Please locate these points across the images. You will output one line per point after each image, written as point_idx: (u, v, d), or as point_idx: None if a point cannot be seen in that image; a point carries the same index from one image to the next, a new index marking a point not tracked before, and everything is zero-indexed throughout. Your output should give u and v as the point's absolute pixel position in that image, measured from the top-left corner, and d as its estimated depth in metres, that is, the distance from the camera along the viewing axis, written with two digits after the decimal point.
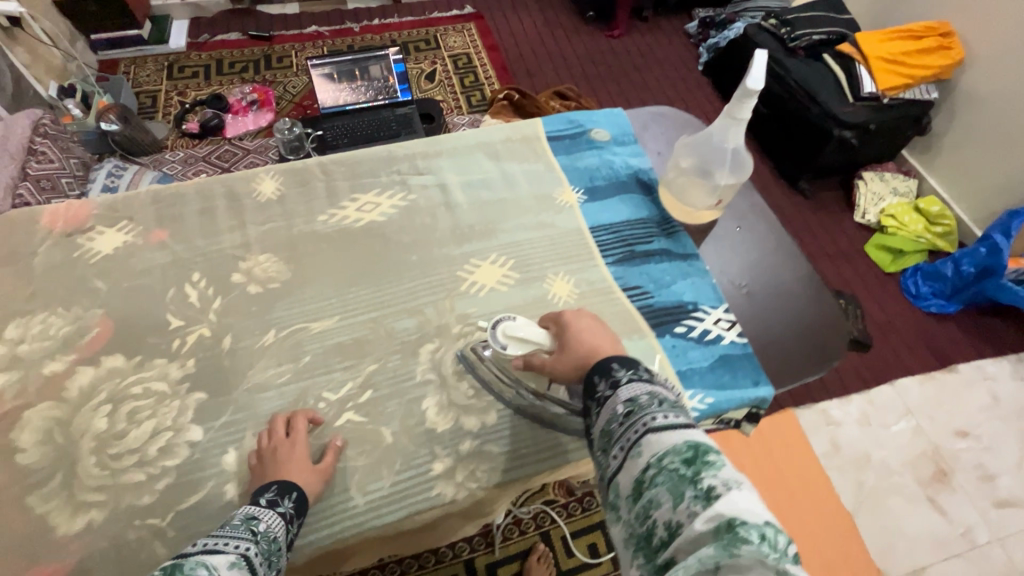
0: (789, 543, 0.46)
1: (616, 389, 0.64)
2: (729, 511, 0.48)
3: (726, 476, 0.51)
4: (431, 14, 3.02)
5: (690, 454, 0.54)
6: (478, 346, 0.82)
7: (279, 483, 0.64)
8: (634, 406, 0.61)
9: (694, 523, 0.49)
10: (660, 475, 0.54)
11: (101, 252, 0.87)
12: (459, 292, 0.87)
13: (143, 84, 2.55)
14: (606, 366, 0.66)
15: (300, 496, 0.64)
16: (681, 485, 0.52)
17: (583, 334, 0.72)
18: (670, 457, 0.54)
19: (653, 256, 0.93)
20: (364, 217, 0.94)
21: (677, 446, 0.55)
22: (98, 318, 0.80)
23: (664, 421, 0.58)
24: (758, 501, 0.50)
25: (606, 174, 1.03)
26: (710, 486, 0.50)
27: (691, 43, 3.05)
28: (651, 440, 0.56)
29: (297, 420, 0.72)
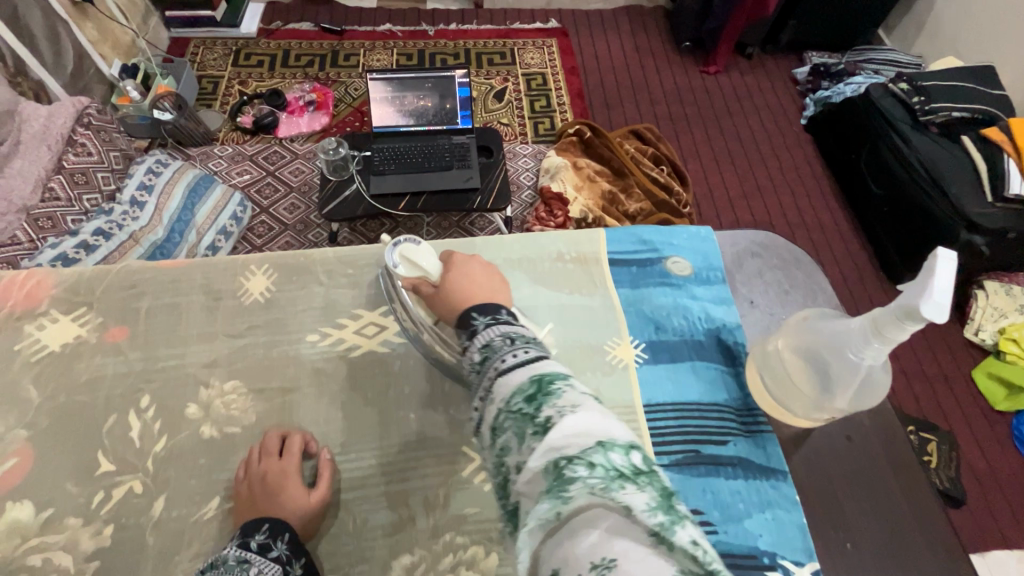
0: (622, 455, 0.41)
1: (472, 339, 0.57)
2: (560, 447, 0.41)
3: (564, 401, 0.45)
4: (513, 24, 2.79)
5: (532, 390, 0.47)
6: (469, 571, 0.62)
7: (272, 522, 0.58)
8: (488, 351, 0.54)
9: (530, 460, 0.42)
10: (507, 420, 0.47)
11: (48, 347, 0.72)
12: (458, 481, 0.67)
13: (207, 67, 2.48)
14: (465, 316, 0.58)
15: (295, 536, 0.58)
16: (521, 424, 0.45)
17: (471, 274, 0.66)
18: (512, 399, 0.47)
19: (725, 465, 0.70)
20: (363, 344, 0.75)
21: (520, 386, 0.48)
22: (19, 444, 0.66)
23: (512, 361, 0.51)
24: (601, 418, 0.44)
25: (679, 325, 0.79)
26: (546, 418, 0.44)
27: (797, 91, 2.68)
28: (499, 385, 0.50)
29: (291, 442, 0.66)
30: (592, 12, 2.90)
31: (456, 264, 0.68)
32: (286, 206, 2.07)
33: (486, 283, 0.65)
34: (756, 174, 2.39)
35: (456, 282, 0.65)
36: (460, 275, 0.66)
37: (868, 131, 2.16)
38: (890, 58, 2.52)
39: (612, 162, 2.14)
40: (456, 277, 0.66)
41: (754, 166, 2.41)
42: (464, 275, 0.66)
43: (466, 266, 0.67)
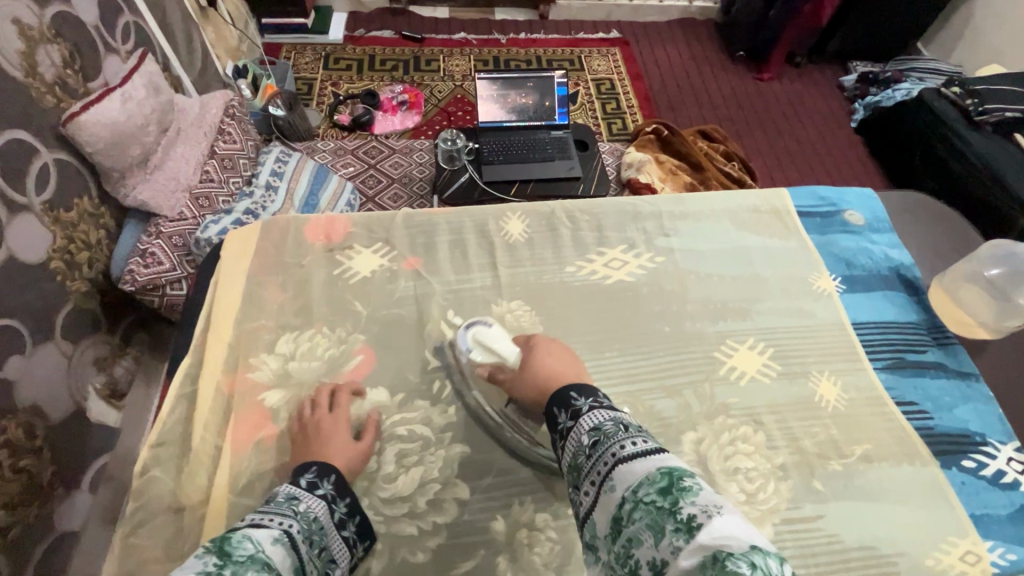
0: (780, 565, 0.40)
1: (579, 420, 0.58)
2: (712, 545, 0.41)
3: (709, 503, 0.44)
4: (577, 34, 3.00)
5: (663, 482, 0.47)
6: (744, 444, 0.76)
7: (318, 464, 0.62)
8: (600, 436, 0.54)
9: (678, 559, 0.41)
10: (636, 510, 0.46)
11: (360, 273, 0.86)
12: (718, 377, 0.81)
13: (301, 70, 2.64)
14: (565, 396, 0.60)
15: (339, 478, 0.62)
16: (656, 518, 0.45)
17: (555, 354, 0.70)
18: (642, 488, 0.47)
19: (928, 368, 0.85)
20: (612, 274, 0.90)
21: (649, 475, 0.48)
22: (361, 345, 0.80)
23: (633, 448, 0.51)
24: (744, 523, 0.43)
25: (865, 263, 0.95)
26: (690, 515, 0.44)
27: (844, 97, 2.87)
28: (621, 471, 0.50)
29: (339, 396, 0.73)
30: (648, 23, 3.11)
31: (538, 347, 0.72)
32: (389, 196, 2.16)
33: (571, 365, 0.69)
34: (815, 171, 2.57)
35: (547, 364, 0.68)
36: (545, 355, 0.70)
37: (923, 133, 2.35)
38: (932, 66, 2.72)
39: (689, 158, 2.33)
40: (543, 357, 0.69)
41: (812, 165, 2.59)
42: (549, 355, 0.70)
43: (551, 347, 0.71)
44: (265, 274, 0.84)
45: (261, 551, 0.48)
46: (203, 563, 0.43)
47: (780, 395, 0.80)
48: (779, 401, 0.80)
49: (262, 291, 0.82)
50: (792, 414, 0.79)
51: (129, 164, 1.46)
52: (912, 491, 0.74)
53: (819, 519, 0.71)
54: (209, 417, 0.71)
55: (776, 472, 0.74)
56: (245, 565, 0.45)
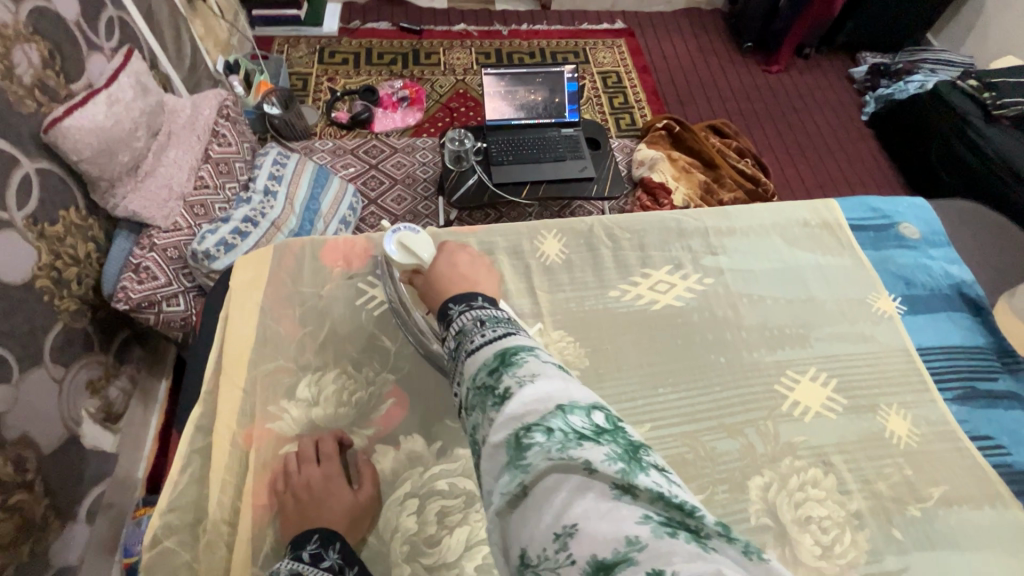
0: (582, 422, 0.38)
1: (450, 326, 0.56)
2: (521, 415, 0.40)
3: (525, 374, 0.43)
4: (581, 25, 2.89)
5: (496, 364, 0.46)
6: (816, 489, 0.69)
7: (320, 532, 0.57)
8: (461, 337, 0.53)
9: (493, 434, 0.40)
10: (474, 396, 0.46)
11: (385, 303, 0.78)
12: (782, 414, 0.75)
13: (295, 65, 2.52)
14: (442, 307, 0.59)
15: (345, 545, 0.57)
16: (484, 399, 0.44)
17: (454, 261, 0.69)
18: (478, 375, 0.46)
19: (1002, 399, 0.79)
20: (660, 299, 0.83)
21: (485, 362, 0.47)
22: (392, 387, 0.72)
23: (482, 339, 0.50)
24: (564, 385, 0.42)
25: (925, 282, 0.88)
26: (507, 388, 0.43)
27: (854, 89, 2.81)
28: (468, 361, 0.49)
29: (324, 445, 0.65)
30: (654, 13, 3.01)
31: (443, 254, 0.71)
32: (393, 198, 2.07)
33: (472, 271, 0.69)
34: (828, 166, 2.51)
35: (444, 270, 0.68)
36: (448, 264, 0.69)
37: (938, 127, 2.30)
38: (944, 57, 2.66)
39: (701, 155, 2.25)
40: (443, 264, 0.69)
41: (825, 160, 2.53)
42: (451, 263, 0.70)
43: (454, 255, 0.71)
44: (280, 307, 0.76)
45: None
46: None
47: (848, 431, 0.74)
48: (848, 440, 0.73)
49: (278, 326, 0.74)
50: (863, 454, 0.72)
51: (117, 172, 1.34)
52: (996, 539, 0.68)
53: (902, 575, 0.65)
54: (226, 476, 0.63)
55: (851, 521, 0.68)
56: None
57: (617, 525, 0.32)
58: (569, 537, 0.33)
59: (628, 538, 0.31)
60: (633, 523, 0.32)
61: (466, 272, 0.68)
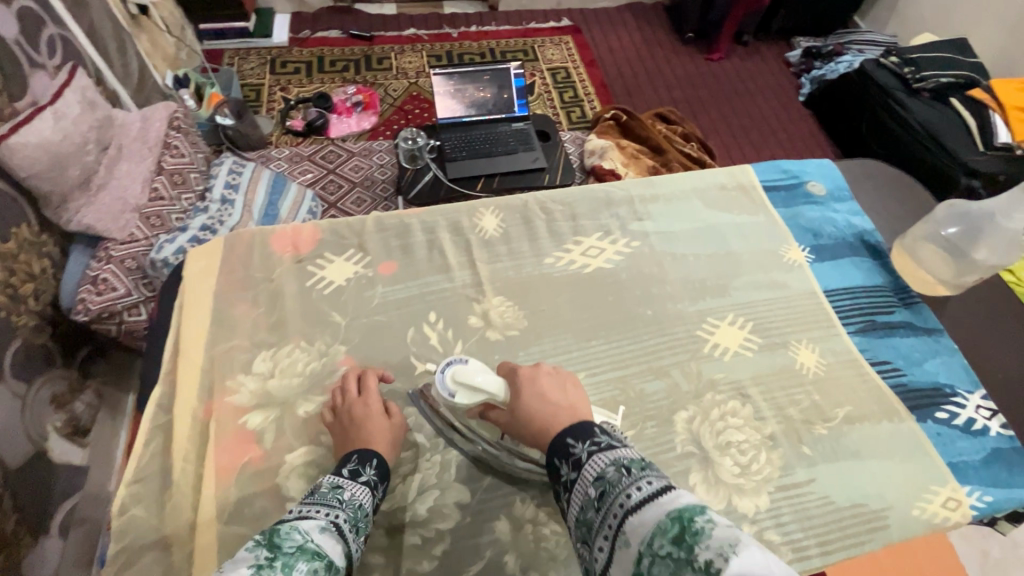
0: None
1: (584, 475, 0.53)
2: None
3: (718, 539, 0.40)
4: (529, 24, 2.98)
5: (675, 529, 0.42)
6: (734, 417, 0.77)
7: (361, 451, 0.64)
8: (605, 485, 0.50)
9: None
10: (653, 565, 0.42)
11: (334, 282, 0.83)
12: (703, 355, 0.82)
13: (247, 76, 2.53)
14: (562, 445, 0.56)
15: (381, 463, 0.65)
16: (673, 570, 0.40)
17: (544, 394, 0.63)
18: (654, 540, 0.42)
19: (898, 328, 0.88)
20: (591, 262, 0.90)
21: (659, 525, 0.43)
22: (343, 357, 0.77)
23: (638, 494, 0.47)
24: (766, 555, 0.38)
25: (831, 232, 0.98)
26: (702, 558, 0.39)
27: (790, 72, 2.96)
28: (630, 524, 0.45)
29: (366, 378, 0.73)
30: (599, 10, 3.12)
31: (524, 381, 0.65)
32: (353, 200, 2.11)
33: (563, 396, 0.63)
34: (770, 146, 2.64)
35: (535, 406, 0.62)
36: (534, 395, 0.63)
37: (866, 101, 2.44)
38: (869, 38, 2.83)
39: (649, 142, 2.35)
40: (531, 398, 0.63)
41: (767, 140, 2.67)
42: (539, 394, 0.64)
43: (537, 380, 0.65)
44: (233, 292, 0.80)
45: (311, 539, 0.49)
46: (256, 553, 0.44)
47: (763, 366, 0.82)
48: (762, 373, 0.82)
49: (232, 309, 0.79)
50: (776, 384, 0.81)
51: (68, 186, 1.36)
52: (892, 447, 0.77)
53: (810, 483, 0.73)
54: (189, 447, 0.68)
55: (766, 442, 0.76)
56: (296, 554, 0.46)
57: None
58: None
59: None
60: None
61: (559, 402, 0.62)
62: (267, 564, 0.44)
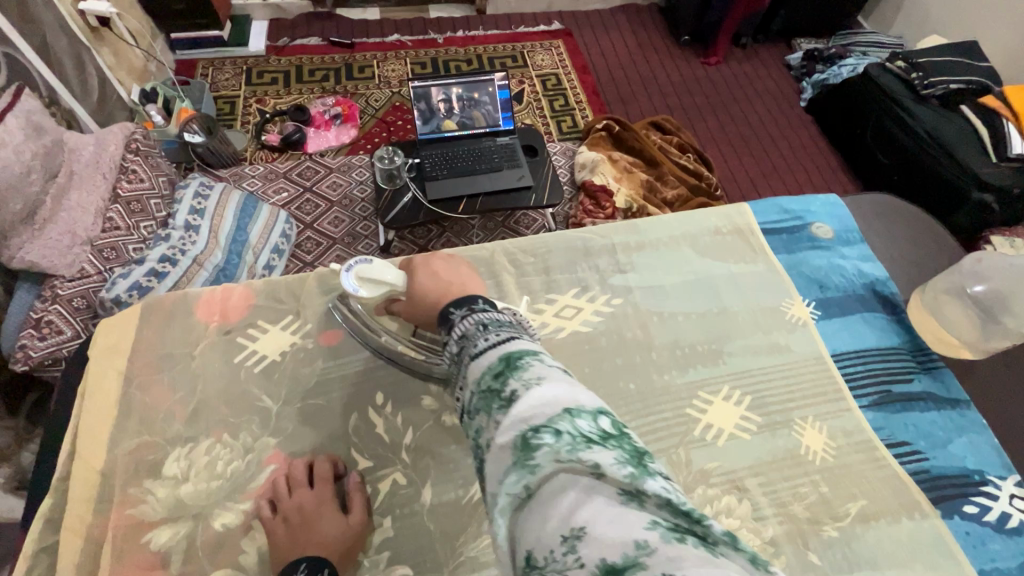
0: (595, 423, 0.37)
1: (449, 331, 0.53)
2: (528, 418, 0.38)
3: (531, 374, 0.41)
4: (518, 28, 2.85)
5: (499, 368, 0.44)
6: (729, 518, 0.66)
7: (309, 559, 0.56)
8: (460, 339, 0.51)
9: (498, 438, 0.39)
10: (476, 400, 0.44)
11: (267, 357, 0.72)
12: (693, 439, 0.71)
13: (221, 88, 2.42)
14: (440, 310, 0.55)
15: (333, 573, 0.56)
16: (488, 403, 0.42)
17: (436, 272, 0.65)
18: (481, 378, 0.44)
19: (917, 400, 0.77)
20: (565, 326, 0.79)
21: (488, 365, 0.45)
22: (272, 451, 0.66)
23: (483, 340, 0.48)
24: (572, 386, 0.41)
25: (839, 283, 0.86)
26: (511, 392, 0.41)
27: (791, 76, 2.83)
28: (469, 366, 0.47)
29: (319, 466, 0.65)
30: (591, 12, 2.99)
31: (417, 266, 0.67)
32: (329, 221, 1.99)
33: (454, 276, 0.65)
34: (770, 154, 2.52)
35: (426, 285, 0.63)
36: (425, 277, 0.65)
37: (872, 108, 2.32)
38: (875, 39, 2.69)
39: (643, 154, 2.23)
40: (422, 278, 0.65)
41: (767, 149, 2.54)
42: (430, 275, 0.65)
43: (430, 264, 0.66)
44: (148, 374, 0.69)
45: None
46: None
47: (763, 452, 0.71)
48: (761, 460, 0.71)
49: (144, 396, 0.68)
50: (777, 476, 0.70)
51: (8, 221, 1.24)
52: (915, 553, 0.66)
53: None
54: (79, 575, 0.57)
55: (766, 549, 0.65)
56: None
57: (626, 529, 0.31)
58: (576, 539, 0.32)
59: (638, 542, 0.30)
60: (642, 530, 0.31)
61: (448, 281, 0.63)
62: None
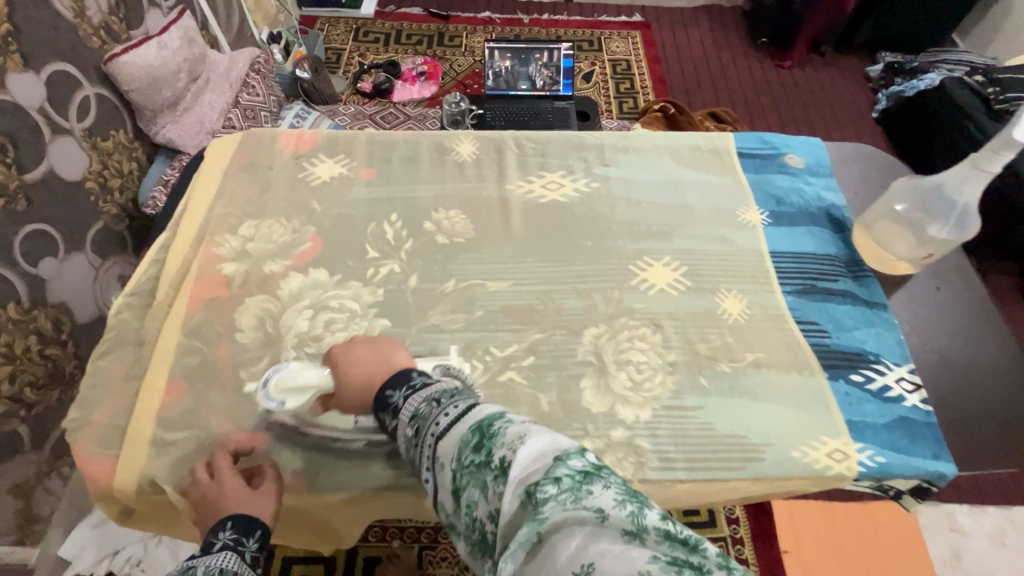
0: (583, 460, 0.47)
1: (398, 415, 0.61)
2: (524, 479, 0.47)
3: (510, 439, 0.50)
4: (600, 17, 3.04)
5: (476, 439, 0.52)
6: (640, 341, 0.82)
7: (211, 528, 0.63)
8: (419, 420, 0.58)
9: (503, 504, 0.47)
10: (464, 478, 0.51)
11: (320, 177, 0.98)
12: (628, 286, 0.88)
13: (332, 41, 2.81)
14: (381, 395, 0.63)
15: (237, 518, 0.63)
16: (480, 477, 0.49)
17: (358, 361, 0.69)
18: (462, 455, 0.52)
19: (836, 295, 0.88)
20: (548, 195, 0.98)
21: (465, 438, 0.53)
22: (311, 235, 0.91)
23: (448, 418, 0.56)
24: (549, 443, 0.50)
25: (795, 201, 0.99)
26: (501, 458, 0.49)
27: (869, 87, 2.81)
28: (442, 447, 0.54)
29: (217, 462, 0.68)
30: (673, 9, 3.12)
31: (339, 357, 0.70)
32: None
33: (376, 356, 0.69)
34: None
35: (355, 374, 0.68)
36: (350, 365, 0.69)
37: (942, 120, 2.29)
38: (965, 57, 2.61)
39: None
40: (348, 367, 0.69)
41: None
42: (353, 361, 0.69)
43: (350, 351, 0.70)
44: (240, 173, 0.97)
45: None
46: None
47: (685, 305, 0.86)
48: (680, 310, 0.86)
49: (234, 186, 0.95)
50: (692, 322, 0.85)
51: (159, 104, 1.57)
52: (793, 396, 0.78)
53: (697, 409, 0.77)
54: (175, 277, 0.84)
55: (665, 367, 0.80)
56: None
57: (630, 563, 0.39)
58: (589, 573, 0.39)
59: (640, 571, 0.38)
60: (644, 563, 0.39)
61: (373, 365, 0.68)
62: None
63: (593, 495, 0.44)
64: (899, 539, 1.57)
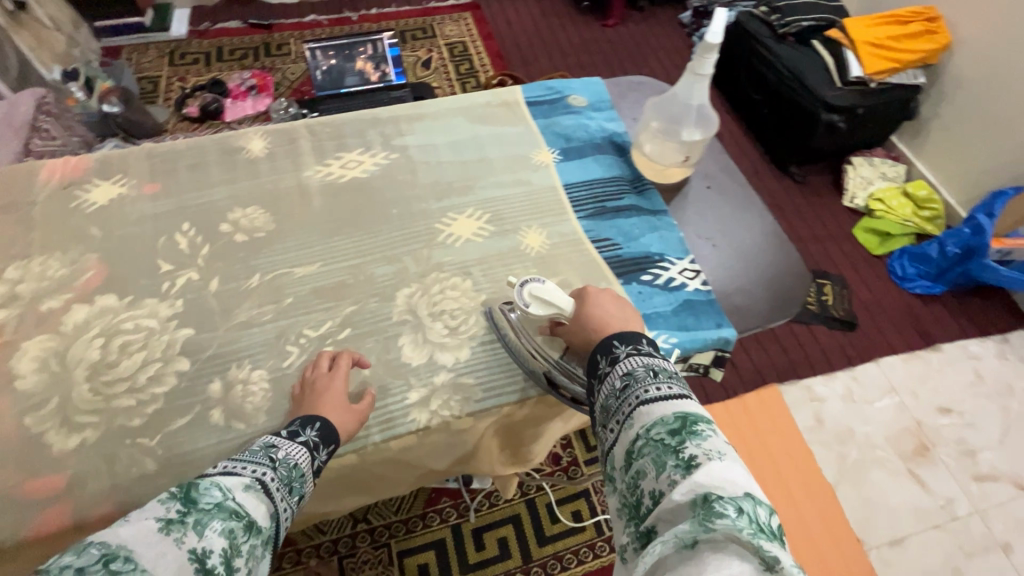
0: (766, 517, 0.44)
1: (613, 365, 0.62)
2: (709, 485, 0.46)
3: (712, 448, 0.49)
4: (429, 3, 3.05)
5: (676, 425, 0.52)
6: (452, 290, 0.86)
7: (302, 417, 0.66)
8: (630, 379, 0.59)
9: (674, 492, 0.47)
10: (647, 446, 0.52)
11: (96, 202, 0.91)
12: (436, 243, 0.91)
13: (144, 69, 2.59)
14: (607, 343, 0.64)
15: (324, 425, 0.66)
16: (663, 455, 0.50)
17: (604, 305, 0.72)
18: (655, 428, 0.53)
19: (624, 211, 0.98)
20: (348, 173, 0.99)
21: (665, 418, 0.53)
22: (92, 262, 0.85)
23: (655, 392, 0.56)
24: (745, 474, 0.48)
25: (581, 136, 1.07)
26: (692, 456, 0.49)
27: (685, 33, 3.08)
28: (642, 412, 0.55)
29: (340, 359, 0.76)
30: None
31: (590, 295, 0.74)
32: None
33: (621, 314, 0.71)
34: None
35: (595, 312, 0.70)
36: (598, 305, 0.72)
37: None
38: None
39: None
40: (594, 306, 0.71)
41: None
42: (600, 305, 0.72)
43: (601, 295, 0.73)
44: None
45: (233, 498, 0.51)
46: (167, 509, 0.47)
47: (491, 248, 0.91)
48: (486, 254, 0.90)
49: None
50: (497, 262, 0.90)
51: None
52: None
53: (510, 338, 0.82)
54: None
55: (477, 308, 0.85)
56: (212, 513, 0.48)
57: None
58: None
59: None
60: None
61: (615, 316, 0.70)
62: (177, 519, 0.46)
63: (770, 547, 0.41)
64: (773, 412, 1.71)
